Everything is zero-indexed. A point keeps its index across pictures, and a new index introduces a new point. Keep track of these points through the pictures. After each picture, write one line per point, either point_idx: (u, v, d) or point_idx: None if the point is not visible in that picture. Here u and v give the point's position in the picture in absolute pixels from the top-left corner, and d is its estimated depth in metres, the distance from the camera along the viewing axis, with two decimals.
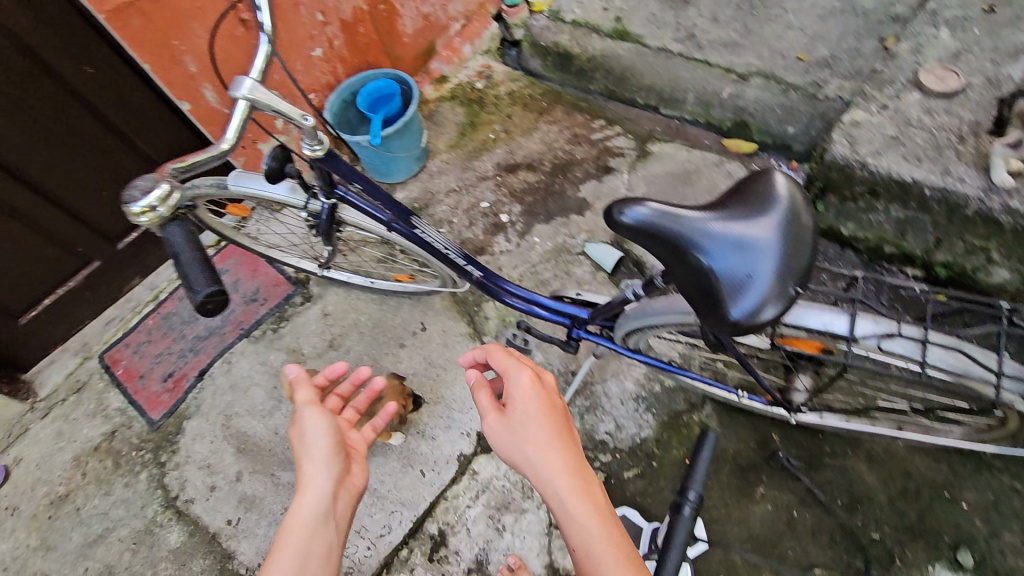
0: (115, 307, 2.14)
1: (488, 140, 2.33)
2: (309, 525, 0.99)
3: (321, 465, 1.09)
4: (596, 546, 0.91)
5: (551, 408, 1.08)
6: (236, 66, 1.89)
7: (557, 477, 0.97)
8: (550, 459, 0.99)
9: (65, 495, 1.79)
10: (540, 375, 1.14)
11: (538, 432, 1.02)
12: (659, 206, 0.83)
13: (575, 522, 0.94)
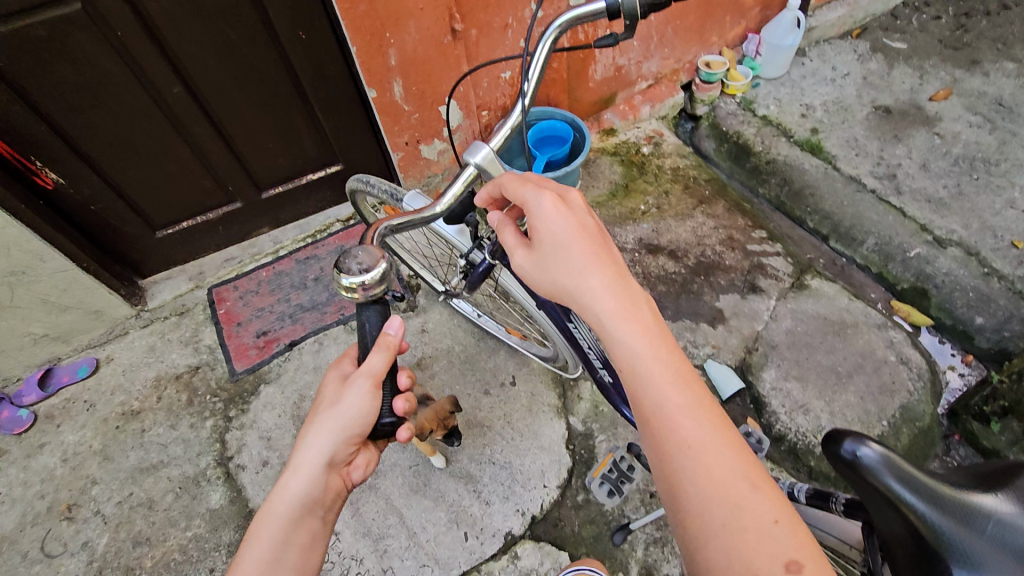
0: (237, 247, 2.21)
1: (637, 211, 2.21)
2: (291, 521, 0.86)
3: (323, 447, 0.90)
4: (657, 395, 0.73)
5: (580, 233, 0.81)
6: (432, 69, 1.86)
7: (598, 300, 0.77)
8: (589, 289, 0.78)
9: (138, 412, 1.85)
10: (565, 194, 0.85)
11: (570, 260, 0.79)
12: (898, 460, 0.78)
13: (625, 348, 0.75)
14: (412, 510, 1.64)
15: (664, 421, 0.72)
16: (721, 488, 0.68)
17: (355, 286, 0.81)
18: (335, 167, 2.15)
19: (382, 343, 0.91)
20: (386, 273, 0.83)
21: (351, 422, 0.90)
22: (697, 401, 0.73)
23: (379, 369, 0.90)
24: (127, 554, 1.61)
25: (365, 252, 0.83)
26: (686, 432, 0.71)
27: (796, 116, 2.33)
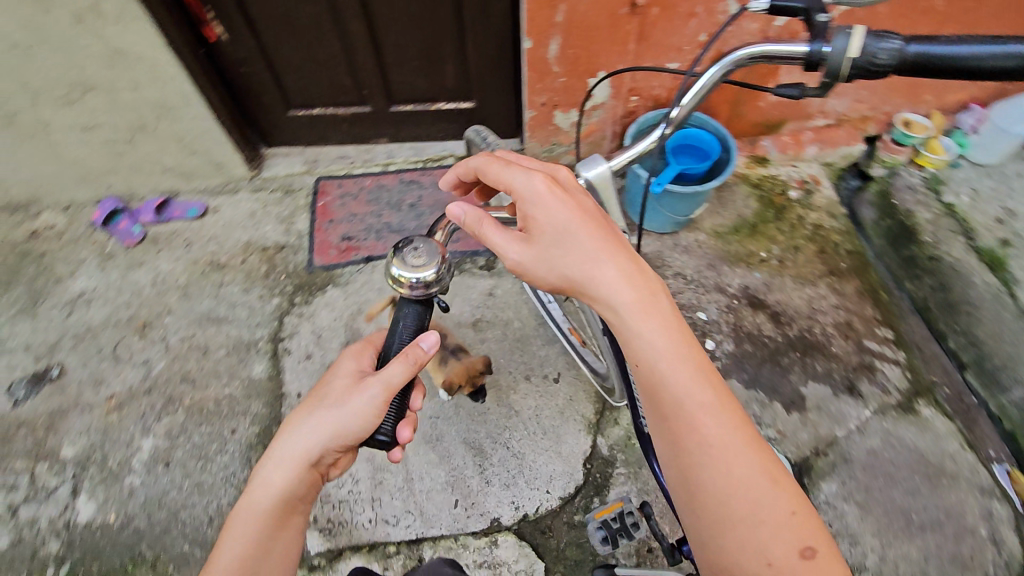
0: (353, 148, 2.26)
1: (756, 256, 1.99)
2: (270, 517, 0.89)
3: (304, 454, 0.90)
4: (681, 386, 0.77)
5: (581, 215, 0.82)
6: (597, 38, 1.72)
7: (617, 291, 0.79)
8: (602, 276, 0.80)
9: (222, 266, 2.00)
10: (554, 173, 0.87)
11: (583, 249, 0.81)
12: None
13: (646, 343, 0.78)
14: (416, 458, 1.66)
15: (685, 413, 0.77)
16: (741, 485, 0.74)
17: (404, 280, 0.81)
18: (467, 104, 2.11)
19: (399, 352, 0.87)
20: (439, 276, 0.82)
21: (345, 432, 0.88)
22: (715, 397, 0.78)
23: (391, 381, 0.86)
24: (172, 386, 1.78)
25: (424, 248, 0.82)
26: (709, 430, 0.76)
27: (987, 218, 1.96)
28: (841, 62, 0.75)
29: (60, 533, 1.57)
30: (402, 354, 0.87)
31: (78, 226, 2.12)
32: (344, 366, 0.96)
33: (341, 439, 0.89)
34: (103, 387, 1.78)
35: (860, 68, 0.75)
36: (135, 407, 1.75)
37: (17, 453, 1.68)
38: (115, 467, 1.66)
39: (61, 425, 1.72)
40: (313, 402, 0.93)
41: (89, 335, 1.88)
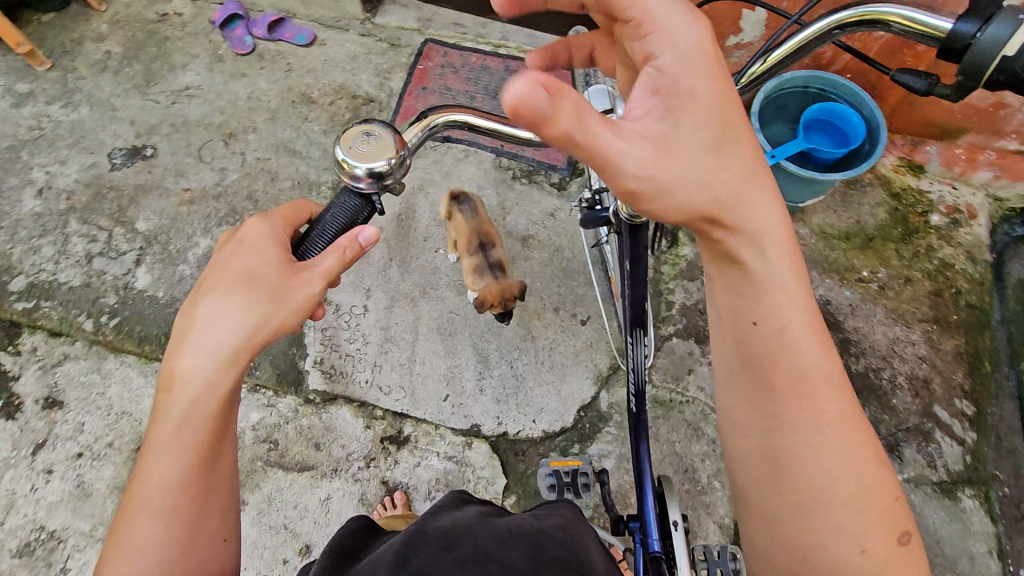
0: (471, 18, 2.12)
1: (855, 272, 1.73)
2: (197, 423, 0.79)
3: (224, 352, 0.80)
4: (805, 350, 0.64)
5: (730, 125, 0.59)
6: None
7: (769, 219, 0.62)
8: (756, 194, 0.61)
9: (312, 101, 2.03)
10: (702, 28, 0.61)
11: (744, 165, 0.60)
12: None
13: (783, 292, 0.63)
14: (425, 343, 1.70)
15: (806, 385, 0.64)
16: (856, 471, 0.63)
17: (347, 167, 0.66)
18: None
19: (337, 244, 0.78)
20: (394, 171, 0.67)
21: (275, 317, 0.81)
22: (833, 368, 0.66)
23: (327, 269, 0.80)
24: (239, 198, 1.90)
25: (378, 135, 0.67)
26: (829, 408, 0.64)
27: None
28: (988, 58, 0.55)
29: (119, 291, 1.79)
30: (337, 246, 0.79)
31: (200, 21, 2.20)
32: (237, 247, 0.83)
33: (268, 327, 0.81)
34: (182, 180, 1.93)
35: (1010, 74, 0.55)
36: (204, 207, 1.89)
37: (104, 211, 1.89)
38: (175, 252, 1.84)
39: (142, 200, 1.90)
40: (229, 286, 0.81)
41: (183, 128, 2.01)
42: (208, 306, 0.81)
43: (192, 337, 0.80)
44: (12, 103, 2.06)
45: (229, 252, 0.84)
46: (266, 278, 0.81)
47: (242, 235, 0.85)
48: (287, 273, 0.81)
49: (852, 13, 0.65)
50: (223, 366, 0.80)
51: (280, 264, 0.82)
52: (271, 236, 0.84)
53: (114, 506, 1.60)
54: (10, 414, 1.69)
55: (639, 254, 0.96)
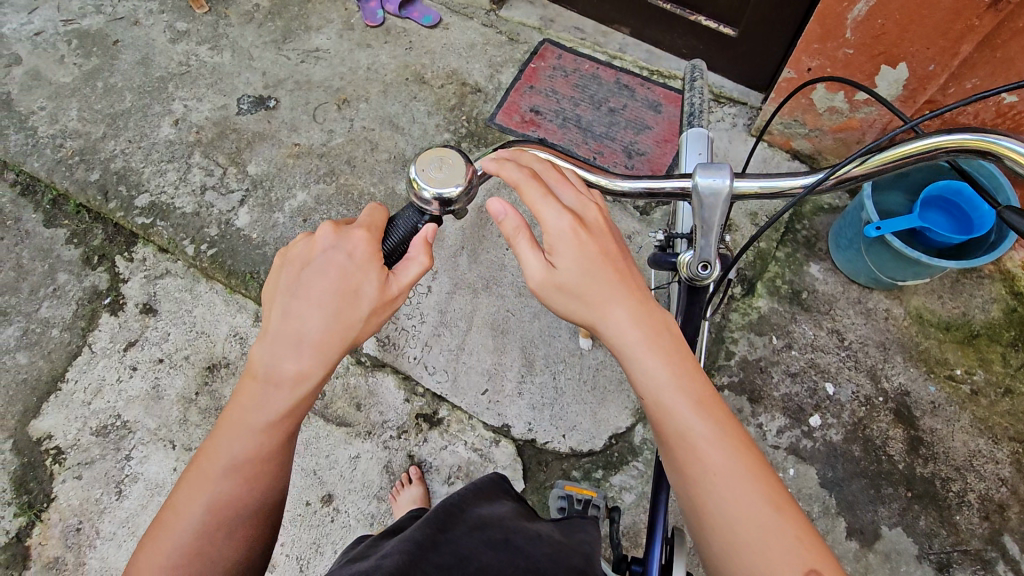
0: (593, 28, 2.18)
1: (947, 368, 1.60)
2: (258, 424, 0.78)
3: (301, 350, 0.77)
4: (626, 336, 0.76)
5: (605, 256, 0.79)
6: (922, 19, 1.40)
7: (625, 331, 0.76)
8: (615, 321, 0.77)
9: (424, 82, 2.14)
10: (583, 214, 0.80)
11: (593, 289, 0.78)
12: None
13: (620, 331, 0.76)
14: (476, 335, 1.76)
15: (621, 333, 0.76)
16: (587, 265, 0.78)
17: (418, 187, 0.74)
18: (729, 31, 1.90)
19: (417, 254, 0.81)
20: (459, 198, 0.75)
21: (332, 332, 0.77)
22: (630, 308, 0.77)
23: (410, 282, 0.81)
24: (339, 161, 2.03)
25: (451, 161, 0.74)
26: (615, 305, 0.77)
27: None
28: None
29: (221, 225, 1.98)
30: (418, 257, 0.81)
31: None
32: (337, 259, 0.79)
33: (349, 335, 0.78)
34: (295, 134, 2.09)
35: None
36: (307, 163, 2.04)
37: (224, 150, 2.09)
38: (274, 200, 2.00)
39: (256, 147, 2.08)
40: (298, 282, 0.78)
41: (304, 87, 2.16)
42: (300, 310, 0.77)
43: (290, 336, 0.77)
44: (170, 38, 2.30)
45: (317, 257, 0.79)
46: (366, 299, 0.79)
47: (332, 238, 0.79)
48: (390, 296, 0.80)
49: (973, 136, 0.68)
50: (323, 368, 0.78)
51: (382, 287, 0.80)
52: (370, 254, 0.79)
53: (178, 413, 1.79)
54: (115, 311, 1.93)
55: (693, 314, 0.96)
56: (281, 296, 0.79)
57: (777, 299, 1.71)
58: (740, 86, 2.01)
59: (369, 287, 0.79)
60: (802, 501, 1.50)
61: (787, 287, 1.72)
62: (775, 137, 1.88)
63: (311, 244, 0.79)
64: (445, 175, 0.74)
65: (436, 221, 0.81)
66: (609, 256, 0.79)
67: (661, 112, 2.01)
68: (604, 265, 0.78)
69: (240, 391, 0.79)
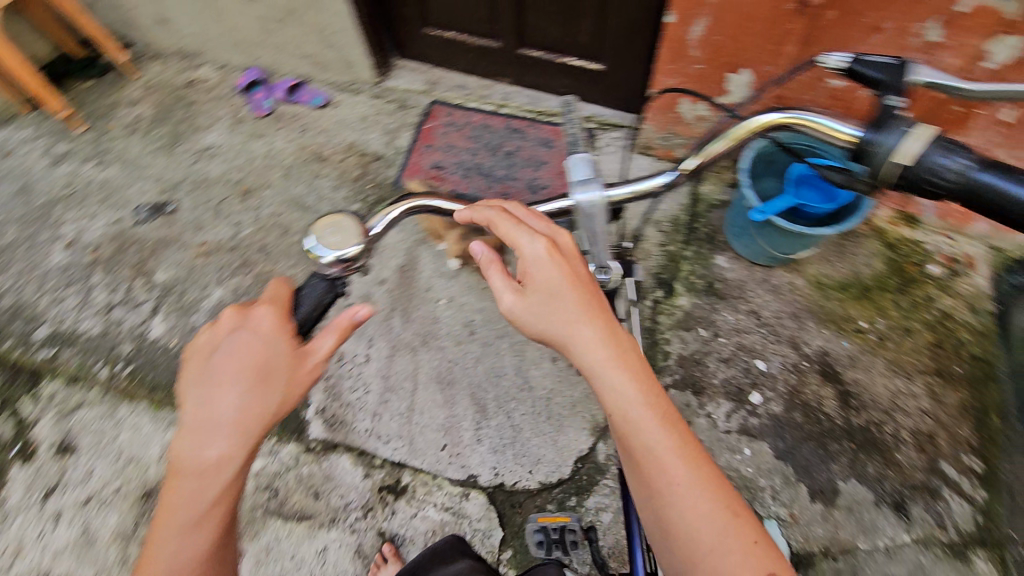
0: (475, 83, 2.33)
1: (853, 323, 1.76)
2: (184, 523, 0.74)
3: (217, 438, 0.74)
4: (591, 351, 0.77)
5: (573, 278, 0.82)
6: (749, 32, 1.62)
7: (588, 347, 0.78)
8: (580, 340, 0.78)
9: (324, 159, 2.18)
10: (557, 238, 0.86)
11: (557, 311, 0.81)
12: None
13: (583, 347, 0.78)
14: (424, 392, 1.75)
15: (584, 349, 0.78)
16: (551, 290, 0.82)
17: (317, 255, 0.76)
18: (596, 66, 2.09)
19: (334, 325, 0.82)
20: (360, 255, 0.78)
21: (248, 415, 0.75)
22: (593, 327, 0.79)
23: (325, 351, 0.83)
24: (251, 251, 2.00)
25: (345, 224, 0.77)
26: (575, 325, 0.79)
27: None
28: (885, 159, 0.66)
29: (135, 339, 1.88)
30: (335, 327, 0.82)
31: (224, 86, 2.41)
32: (243, 337, 0.78)
33: (269, 413, 0.77)
34: (200, 234, 2.05)
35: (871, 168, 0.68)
36: (219, 259, 2.00)
37: (126, 264, 2.01)
38: (189, 303, 1.93)
39: (161, 253, 2.02)
40: (207, 369, 0.77)
41: (203, 185, 2.14)
42: (212, 396, 0.75)
43: (207, 424, 0.74)
44: (49, 162, 2.22)
45: (225, 340, 0.78)
46: (280, 373, 0.79)
47: (237, 319, 0.79)
48: (307, 367, 0.81)
49: (783, 114, 0.79)
50: (245, 449, 0.75)
51: (296, 357, 0.80)
52: (280, 327, 0.79)
53: (117, 554, 1.62)
54: (26, 459, 1.75)
55: (610, 321, 1.04)
56: (191, 385, 0.76)
57: (695, 294, 1.83)
58: (618, 112, 2.20)
59: (281, 361, 0.79)
60: (763, 477, 1.57)
61: (702, 281, 1.85)
62: (658, 150, 2.07)
63: (215, 329, 0.79)
64: (341, 237, 0.76)
65: (339, 284, 0.80)
66: (573, 279, 0.82)
67: (553, 147, 2.16)
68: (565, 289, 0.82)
69: (165, 492, 0.75)
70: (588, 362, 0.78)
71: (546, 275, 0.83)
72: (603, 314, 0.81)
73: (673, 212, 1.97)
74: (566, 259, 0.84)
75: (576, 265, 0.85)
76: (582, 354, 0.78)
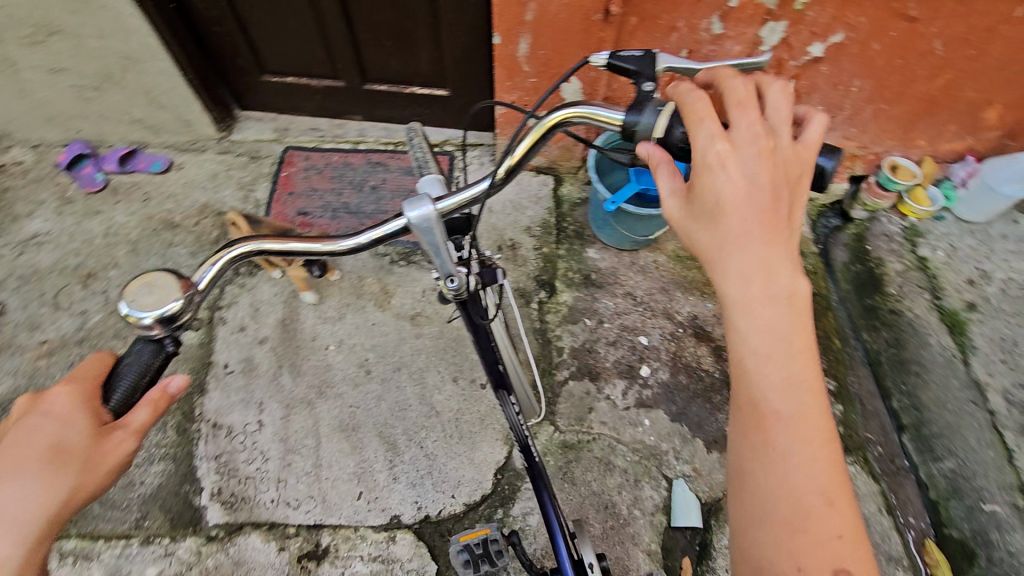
0: (327, 124, 2.31)
1: (712, 285, 1.96)
2: None
3: None
4: (744, 292, 0.70)
5: (766, 206, 0.70)
6: (568, 44, 1.77)
7: (742, 285, 0.70)
8: (740, 276, 0.70)
9: (175, 226, 2.04)
10: (764, 153, 0.71)
11: (733, 231, 0.70)
12: None
13: (740, 283, 0.70)
14: (329, 445, 1.68)
15: (744, 287, 0.70)
16: (740, 210, 0.70)
17: (134, 319, 0.70)
18: (442, 91, 2.16)
19: (146, 398, 0.76)
20: (184, 310, 0.72)
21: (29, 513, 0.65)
22: (767, 266, 0.69)
23: (138, 428, 0.75)
24: (104, 339, 1.81)
25: (161, 281, 0.71)
26: (745, 256, 0.69)
27: (959, 279, 1.98)
28: (649, 135, 0.78)
29: None
30: (148, 399, 0.76)
31: (42, 167, 2.17)
32: (32, 423, 0.69)
33: (58, 507, 0.67)
34: (38, 333, 1.82)
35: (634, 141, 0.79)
36: (66, 356, 1.78)
37: None
38: None
39: None
40: None
41: (33, 278, 1.91)
42: None
43: None
44: None
45: (16, 427, 0.69)
46: (75, 459, 0.69)
47: (30, 404, 0.70)
48: (112, 451, 0.71)
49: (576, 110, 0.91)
50: (28, 549, 0.66)
51: (98, 438, 0.71)
52: (80, 407, 0.71)
53: None
54: None
55: (478, 324, 1.15)
56: None
57: (575, 288, 1.94)
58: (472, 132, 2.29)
59: (78, 444, 0.70)
60: (665, 442, 1.69)
61: (578, 274, 1.97)
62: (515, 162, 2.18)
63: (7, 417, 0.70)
64: (158, 293, 0.70)
65: (168, 344, 0.75)
66: (767, 210, 0.70)
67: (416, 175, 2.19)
68: (744, 217, 0.70)
69: None
70: (743, 298, 0.70)
71: (727, 194, 0.70)
72: (784, 260, 0.70)
73: (540, 216, 2.08)
74: (771, 183, 0.70)
75: (779, 194, 0.71)
76: (732, 291, 0.71)
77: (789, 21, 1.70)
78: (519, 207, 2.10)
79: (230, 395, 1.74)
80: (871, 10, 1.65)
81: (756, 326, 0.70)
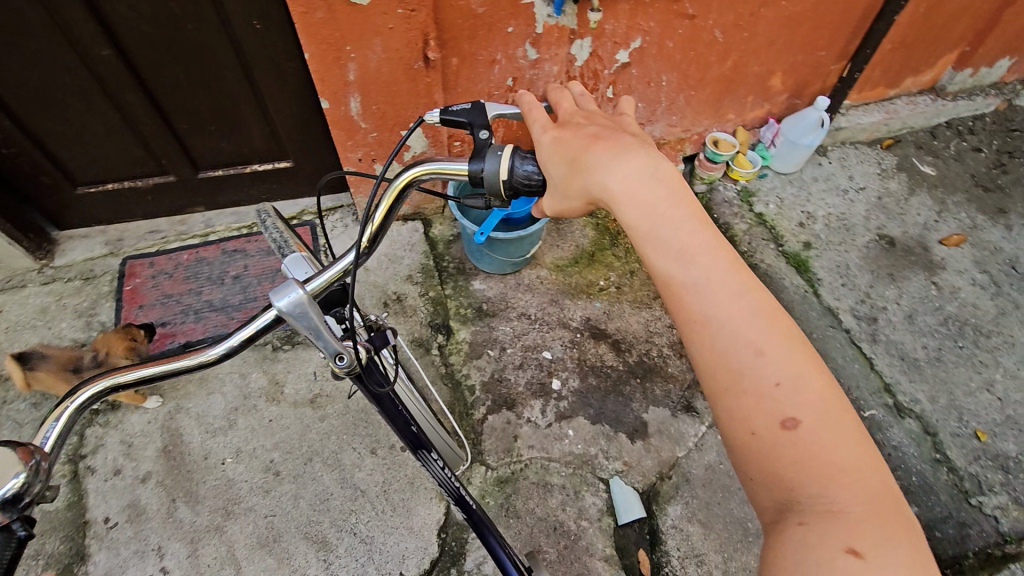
0: (167, 222, 2.14)
1: (595, 285, 2.06)
2: None
3: None
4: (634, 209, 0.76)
5: (624, 147, 0.80)
6: (399, 95, 1.79)
7: (632, 206, 0.76)
8: (626, 201, 0.76)
9: (5, 379, 1.76)
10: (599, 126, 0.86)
11: (606, 170, 0.78)
12: None
13: (629, 205, 0.76)
14: (251, 568, 1.52)
15: (633, 207, 0.76)
16: (603, 155, 0.79)
17: None
18: (285, 163, 2.08)
19: None
20: (30, 483, 0.62)
21: None
22: (647, 181, 0.76)
23: None
24: None
25: None
26: (624, 181, 0.76)
27: (792, 224, 2.26)
28: (496, 178, 0.83)
29: None
30: None
31: None
32: None
33: None
34: None
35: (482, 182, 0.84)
36: None
37: None
38: None
39: None
40: None
41: None
42: None
43: None
44: None
45: None
46: None
47: None
48: None
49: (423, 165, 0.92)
50: None
51: None
52: None
53: None
54: None
55: (378, 393, 1.09)
56: None
57: (469, 324, 1.95)
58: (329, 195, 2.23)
59: None
60: (592, 447, 1.73)
61: (470, 309, 1.98)
62: None
63: None
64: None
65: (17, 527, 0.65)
66: (624, 149, 0.80)
67: None
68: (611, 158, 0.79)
69: None
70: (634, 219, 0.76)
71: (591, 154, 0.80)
72: (660, 177, 0.77)
73: (418, 262, 2.07)
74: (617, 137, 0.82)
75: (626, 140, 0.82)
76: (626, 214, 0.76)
77: (592, 37, 1.86)
78: (395, 258, 2.08)
79: (118, 551, 1.52)
80: (656, 15, 1.86)
81: (660, 236, 0.75)
